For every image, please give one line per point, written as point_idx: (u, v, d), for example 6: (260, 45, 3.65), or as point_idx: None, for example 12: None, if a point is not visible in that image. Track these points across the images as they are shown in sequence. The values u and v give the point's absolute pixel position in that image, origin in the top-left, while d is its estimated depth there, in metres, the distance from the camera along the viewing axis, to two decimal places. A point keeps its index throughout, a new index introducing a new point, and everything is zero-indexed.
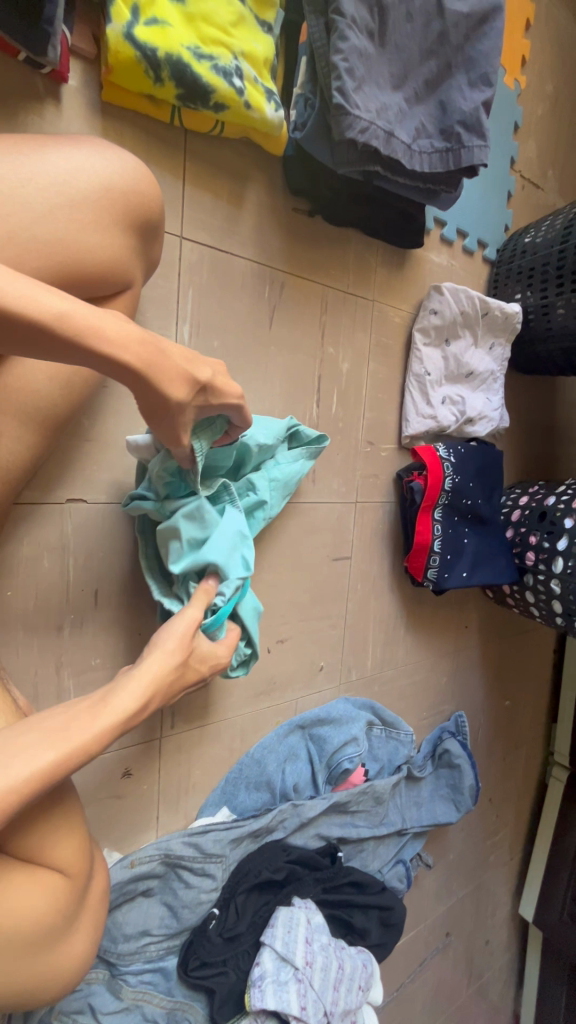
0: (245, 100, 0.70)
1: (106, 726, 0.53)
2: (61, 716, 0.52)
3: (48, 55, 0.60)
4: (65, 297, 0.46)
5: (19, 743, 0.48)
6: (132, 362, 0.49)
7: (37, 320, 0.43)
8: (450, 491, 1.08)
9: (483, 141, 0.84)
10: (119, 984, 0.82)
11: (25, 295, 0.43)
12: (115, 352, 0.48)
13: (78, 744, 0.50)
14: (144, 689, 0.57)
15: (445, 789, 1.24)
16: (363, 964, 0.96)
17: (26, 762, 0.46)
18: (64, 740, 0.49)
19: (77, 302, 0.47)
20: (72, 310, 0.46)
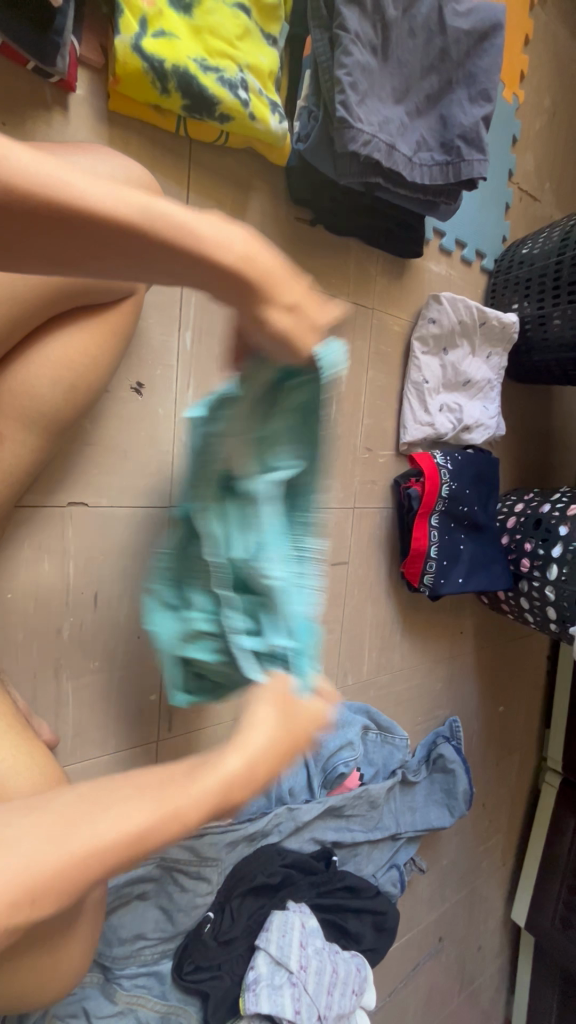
0: (250, 112, 0.72)
1: (211, 791, 0.42)
2: (159, 773, 0.42)
3: (57, 65, 0.61)
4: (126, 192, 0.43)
5: (107, 796, 0.39)
6: (233, 268, 0.46)
7: (126, 224, 0.42)
8: (447, 499, 1.10)
9: (482, 155, 0.86)
10: (113, 988, 0.82)
11: (114, 197, 0.41)
12: (212, 255, 0.45)
13: (176, 809, 0.40)
14: (251, 760, 0.45)
15: (440, 793, 1.24)
16: (357, 969, 0.97)
17: (114, 821, 0.37)
18: (160, 801, 0.40)
19: (138, 195, 0.43)
20: (133, 208, 0.42)
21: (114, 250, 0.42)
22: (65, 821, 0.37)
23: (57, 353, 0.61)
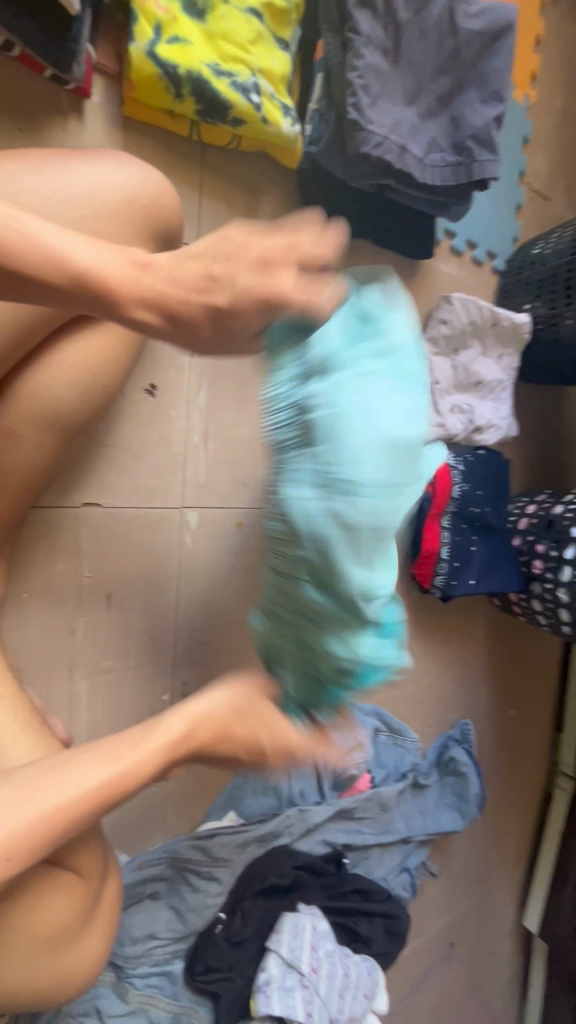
0: (262, 116, 0.72)
1: (154, 752, 0.54)
2: (98, 749, 0.52)
3: (73, 72, 0.62)
4: (82, 241, 0.48)
5: (43, 778, 0.49)
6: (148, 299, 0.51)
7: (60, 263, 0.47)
8: (459, 500, 1.11)
9: (493, 155, 0.86)
10: (125, 988, 0.82)
11: (52, 236, 0.47)
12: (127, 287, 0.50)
13: (117, 778, 0.51)
14: (184, 732, 0.56)
15: (451, 797, 1.24)
16: (368, 973, 0.96)
17: (71, 784, 0.48)
18: (118, 763, 0.51)
19: (86, 242, 0.49)
20: (81, 258, 0.48)
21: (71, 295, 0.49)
22: (37, 784, 0.48)
23: (72, 353, 0.61)
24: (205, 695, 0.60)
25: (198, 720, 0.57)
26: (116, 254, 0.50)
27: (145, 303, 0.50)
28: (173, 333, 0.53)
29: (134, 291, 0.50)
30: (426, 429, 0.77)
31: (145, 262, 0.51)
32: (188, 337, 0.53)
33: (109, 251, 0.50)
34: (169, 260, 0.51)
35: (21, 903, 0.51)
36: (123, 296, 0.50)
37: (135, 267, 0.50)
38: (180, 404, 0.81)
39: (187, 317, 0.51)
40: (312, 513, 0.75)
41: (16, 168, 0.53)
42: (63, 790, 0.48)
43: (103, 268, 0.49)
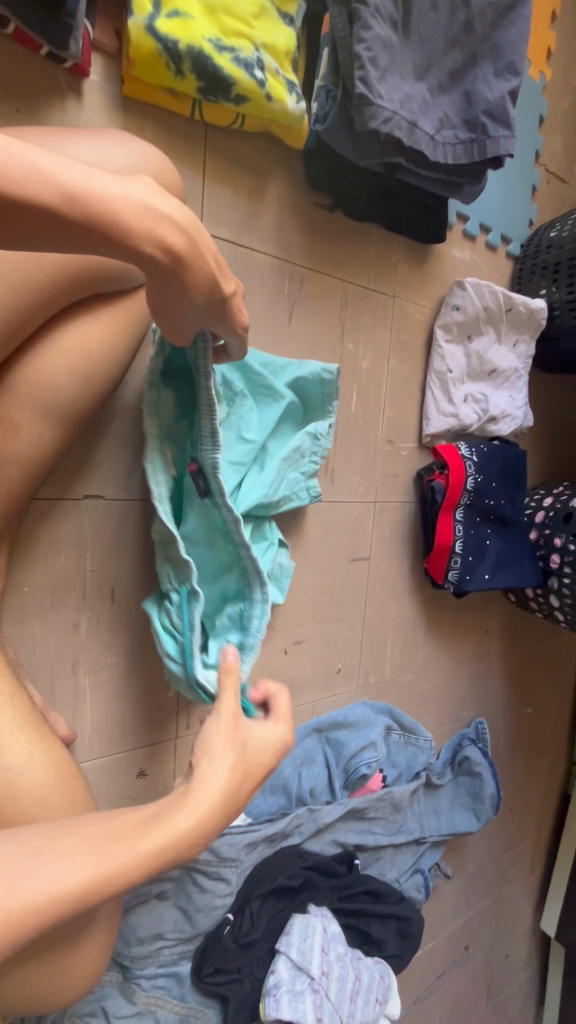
0: (266, 93, 0.70)
1: (155, 848, 0.45)
2: (112, 822, 0.46)
3: (70, 48, 0.60)
4: (99, 175, 0.41)
5: (64, 843, 0.43)
6: (177, 243, 0.44)
7: (75, 195, 0.39)
8: (472, 492, 1.07)
9: (509, 130, 0.82)
10: (132, 989, 0.81)
11: (57, 164, 0.38)
12: (154, 228, 0.42)
13: (123, 867, 0.43)
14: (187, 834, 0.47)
15: (465, 797, 1.21)
16: (380, 976, 0.94)
17: (72, 868, 0.41)
18: (110, 855, 0.43)
19: (101, 175, 0.41)
20: (92, 188, 0.40)
21: (83, 238, 0.40)
22: (37, 852, 0.42)
23: (72, 340, 0.60)
24: (180, 802, 0.49)
25: (182, 834, 0.47)
26: (144, 191, 0.42)
27: (163, 254, 0.44)
28: (173, 293, 0.47)
29: (159, 235, 0.43)
30: (251, 411, 0.80)
31: (172, 201, 0.44)
32: (199, 292, 0.48)
33: (131, 184, 0.42)
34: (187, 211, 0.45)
35: None
36: (142, 231, 0.42)
37: (158, 206, 0.43)
38: None
39: (197, 278, 0.47)
40: (284, 482, 0.83)
41: None
42: (83, 862, 0.42)
43: (122, 204, 0.41)
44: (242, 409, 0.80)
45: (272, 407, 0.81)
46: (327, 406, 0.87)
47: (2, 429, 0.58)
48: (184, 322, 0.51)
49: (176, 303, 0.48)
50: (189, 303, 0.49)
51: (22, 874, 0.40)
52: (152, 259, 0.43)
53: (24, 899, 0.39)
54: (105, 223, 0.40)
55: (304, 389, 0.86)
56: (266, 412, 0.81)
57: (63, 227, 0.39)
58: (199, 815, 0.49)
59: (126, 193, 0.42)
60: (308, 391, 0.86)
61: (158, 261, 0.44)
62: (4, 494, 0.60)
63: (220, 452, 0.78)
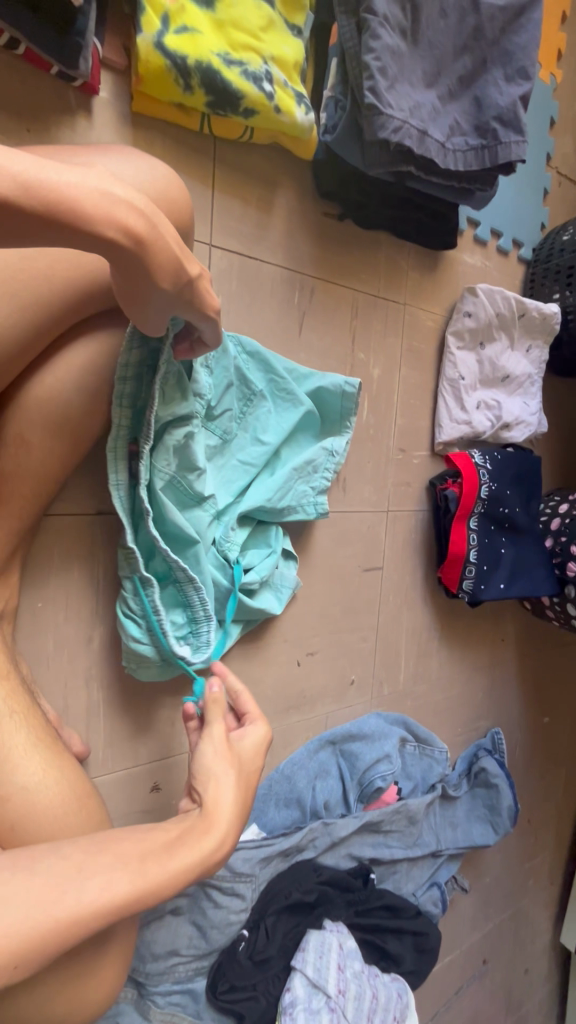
0: (275, 105, 0.69)
1: (180, 870, 0.47)
2: (139, 842, 0.48)
3: (80, 67, 0.60)
4: (60, 169, 0.41)
5: (96, 858, 0.44)
6: (137, 227, 0.44)
7: (44, 188, 0.40)
8: (486, 500, 1.05)
9: (520, 136, 0.81)
10: (148, 1005, 0.79)
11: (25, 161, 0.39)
12: (114, 215, 0.43)
13: (151, 884, 0.45)
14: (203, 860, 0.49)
15: (482, 809, 1.19)
16: (398, 994, 0.93)
17: (103, 883, 0.43)
18: (140, 873, 0.45)
19: (62, 169, 0.42)
20: (54, 181, 0.40)
21: (46, 227, 0.41)
22: (74, 866, 0.43)
23: (83, 357, 0.60)
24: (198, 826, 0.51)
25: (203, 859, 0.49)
26: (100, 183, 0.43)
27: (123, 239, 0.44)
28: (138, 281, 0.47)
29: (117, 218, 0.43)
30: (267, 412, 0.81)
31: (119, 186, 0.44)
32: (163, 276, 0.47)
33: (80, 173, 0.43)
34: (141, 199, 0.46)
35: None
36: (100, 218, 0.42)
37: (109, 191, 0.43)
38: None
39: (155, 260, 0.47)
40: (299, 483, 0.83)
41: None
42: (123, 875, 0.44)
43: (81, 193, 0.41)
44: (260, 409, 0.80)
45: (289, 412, 0.82)
46: (344, 422, 0.87)
47: (14, 447, 0.58)
48: (153, 309, 0.50)
49: (144, 288, 0.48)
50: (155, 291, 0.48)
51: (70, 880, 0.42)
52: (113, 244, 0.43)
53: (70, 910, 0.40)
54: (69, 210, 0.41)
55: (325, 401, 0.86)
56: (283, 414, 0.82)
57: (29, 221, 0.40)
58: (208, 850, 0.49)
59: (85, 184, 0.42)
60: (327, 404, 0.86)
61: (118, 247, 0.44)
62: (17, 513, 0.60)
63: (233, 453, 0.79)
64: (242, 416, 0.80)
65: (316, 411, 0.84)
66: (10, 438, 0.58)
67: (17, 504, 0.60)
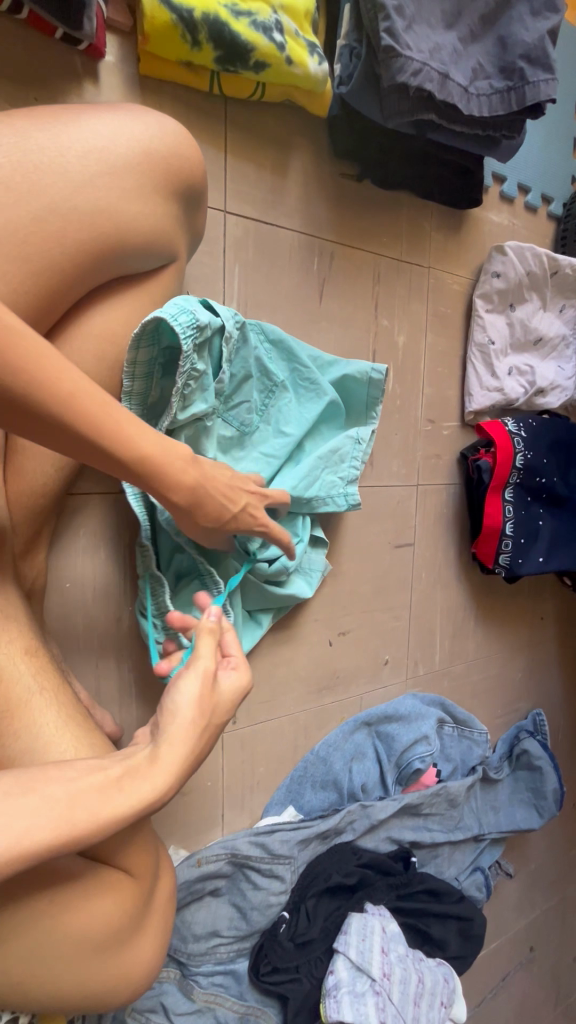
0: (286, 57, 0.66)
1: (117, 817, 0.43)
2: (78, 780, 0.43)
3: (84, 27, 0.59)
4: (99, 400, 0.47)
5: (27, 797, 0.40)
6: (107, 432, 0.48)
7: (23, 369, 0.41)
8: (522, 469, 1.01)
9: (550, 74, 0.76)
10: (190, 985, 0.79)
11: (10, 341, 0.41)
12: (90, 413, 0.46)
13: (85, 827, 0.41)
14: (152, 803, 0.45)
15: (525, 793, 1.15)
16: (444, 980, 0.90)
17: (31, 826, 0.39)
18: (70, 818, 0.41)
19: (103, 400, 0.47)
20: (83, 409, 0.45)
21: (55, 437, 0.46)
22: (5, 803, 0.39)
23: (98, 327, 0.58)
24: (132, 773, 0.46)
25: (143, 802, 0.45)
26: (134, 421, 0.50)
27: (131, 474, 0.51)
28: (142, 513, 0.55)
29: (132, 463, 0.50)
30: (289, 407, 0.77)
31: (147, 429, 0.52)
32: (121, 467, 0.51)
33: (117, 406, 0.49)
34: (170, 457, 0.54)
35: (64, 903, 0.48)
36: (75, 414, 0.45)
37: (140, 432, 0.51)
38: None
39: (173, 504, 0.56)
40: (321, 481, 0.79)
41: (26, 125, 0.50)
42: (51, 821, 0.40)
43: (111, 432, 0.48)
44: (282, 402, 0.77)
45: (311, 404, 0.78)
46: (370, 413, 0.84)
47: None
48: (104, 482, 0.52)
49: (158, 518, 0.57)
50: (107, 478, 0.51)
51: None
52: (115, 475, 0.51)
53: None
54: (43, 397, 0.43)
55: (349, 388, 0.83)
56: (305, 406, 0.78)
57: (44, 429, 0.45)
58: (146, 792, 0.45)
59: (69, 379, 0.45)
60: (348, 394, 0.83)
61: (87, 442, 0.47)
62: (40, 490, 0.59)
63: (254, 450, 0.75)
64: (263, 412, 0.76)
65: (340, 403, 0.81)
66: None
67: (40, 482, 0.59)
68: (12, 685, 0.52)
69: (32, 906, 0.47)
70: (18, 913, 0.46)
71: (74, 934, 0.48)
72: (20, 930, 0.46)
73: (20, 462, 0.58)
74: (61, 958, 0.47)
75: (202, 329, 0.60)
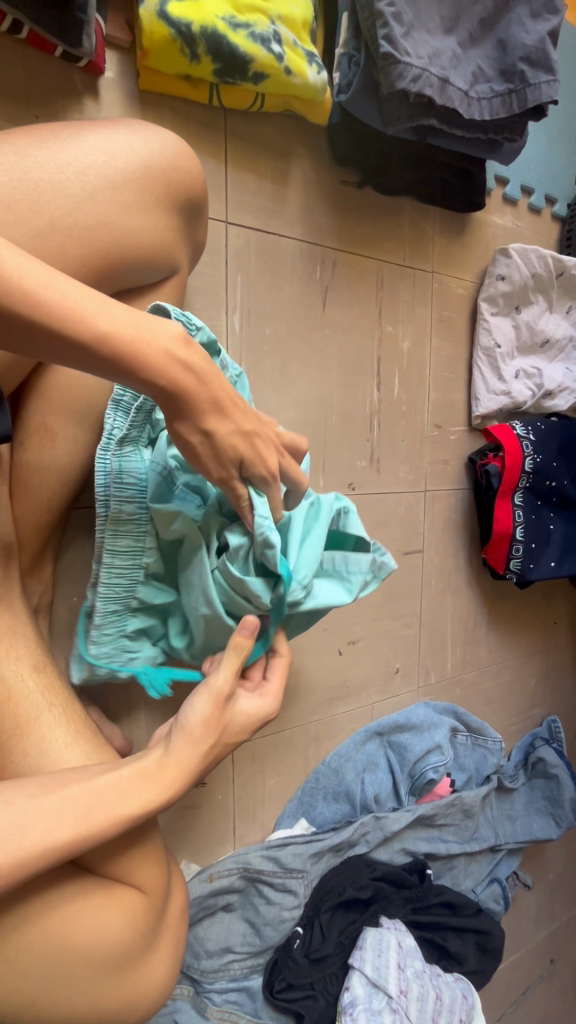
0: (285, 67, 0.66)
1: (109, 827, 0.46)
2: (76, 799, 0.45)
3: (83, 45, 0.59)
4: (111, 306, 0.44)
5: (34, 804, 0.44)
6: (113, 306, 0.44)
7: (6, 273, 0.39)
8: (531, 473, 0.99)
9: (551, 75, 0.76)
10: (204, 1003, 0.77)
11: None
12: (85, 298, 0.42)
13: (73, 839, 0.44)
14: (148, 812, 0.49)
15: (542, 802, 1.13)
16: (463, 996, 0.88)
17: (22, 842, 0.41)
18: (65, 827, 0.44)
19: (116, 307, 0.44)
20: (96, 315, 0.42)
21: (80, 356, 0.43)
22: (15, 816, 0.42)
23: None
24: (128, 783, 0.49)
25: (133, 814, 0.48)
26: (155, 320, 0.46)
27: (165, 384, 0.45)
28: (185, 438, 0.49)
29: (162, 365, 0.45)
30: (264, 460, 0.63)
31: (170, 326, 0.46)
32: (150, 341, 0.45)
33: (133, 312, 0.45)
34: (197, 358, 0.47)
35: (73, 927, 0.47)
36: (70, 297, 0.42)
37: (161, 332, 0.46)
38: None
39: (209, 419, 0.48)
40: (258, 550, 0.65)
41: (26, 144, 0.50)
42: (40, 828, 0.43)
43: (128, 332, 0.44)
44: None
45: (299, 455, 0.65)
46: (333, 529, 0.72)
47: (38, 437, 0.58)
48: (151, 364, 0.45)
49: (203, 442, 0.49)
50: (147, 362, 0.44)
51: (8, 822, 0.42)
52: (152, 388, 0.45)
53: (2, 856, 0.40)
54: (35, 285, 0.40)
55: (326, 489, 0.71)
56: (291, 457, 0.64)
57: (65, 346, 0.42)
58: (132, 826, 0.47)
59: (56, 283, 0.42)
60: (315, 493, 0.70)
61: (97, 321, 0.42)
62: (46, 506, 0.59)
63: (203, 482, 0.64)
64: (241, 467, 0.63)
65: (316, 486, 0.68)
66: (34, 428, 0.58)
67: (46, 497, 0.59)
68: (20, 702, 0.52)
69: (42, 925, 0.46)
70: (30, 933, 0.45)
71: (84, 955, 0.47)
72: (30, 951, 0.45)
73: (25, 478, 0.57)
74: (71, 979, 0.47)
75: (199, 341, 0.56)
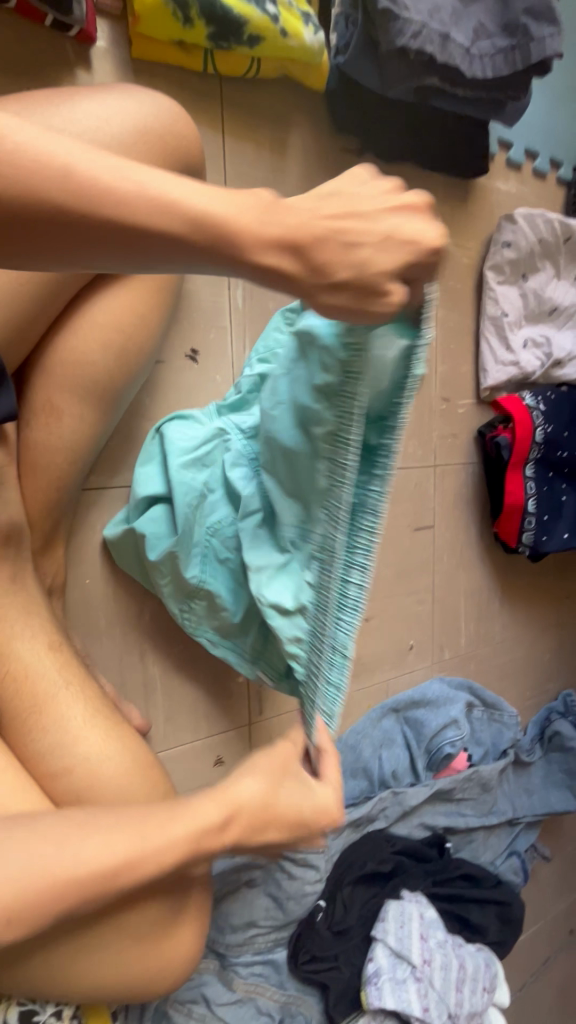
0: (281, 27, 0.64)
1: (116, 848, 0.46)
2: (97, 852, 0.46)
3: (74, 12, 0.58)
4: (88, 152, 0.34)
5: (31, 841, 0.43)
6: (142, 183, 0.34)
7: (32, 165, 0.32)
8: (543, 443, 0.98)
9: (554, 26, 0.74)
10: (230, 975, 0.78)
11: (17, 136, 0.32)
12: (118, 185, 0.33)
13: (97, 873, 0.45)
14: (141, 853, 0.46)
15: (559, 774, 1.13)
16: (486, 964, 0.89)
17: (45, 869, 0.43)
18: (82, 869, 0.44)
19: (110, 161, 0.34)
20: (83, 169, 0.33)
21: (54, 238, 0.34)
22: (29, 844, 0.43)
23: (103, 317, 0.58)
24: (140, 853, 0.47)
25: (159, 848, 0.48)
26: (193, 186, 0.36)
27: (150, 224, 0.34)
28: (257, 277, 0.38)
29: (129, 203, 0.34)
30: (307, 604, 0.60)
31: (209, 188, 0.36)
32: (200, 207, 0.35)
33: (156, 173, 0.35)
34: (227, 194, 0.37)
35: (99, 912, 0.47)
36: (96, 192, 0.33)
37: (136, 172, 0.34)
38: (225, 368, 0.76)
39: (281, 251, 0.37)
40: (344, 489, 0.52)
41: (19, 109, 0.49)
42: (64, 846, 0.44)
43: (178, 203, 0.35)
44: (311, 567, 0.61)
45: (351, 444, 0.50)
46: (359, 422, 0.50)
47: (44, 415, 0.57)
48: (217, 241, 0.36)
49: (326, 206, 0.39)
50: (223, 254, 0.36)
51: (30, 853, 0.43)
52: (182, 248, 0.36)
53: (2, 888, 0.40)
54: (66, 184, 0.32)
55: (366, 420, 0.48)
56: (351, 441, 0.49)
57: (33, 233, 0.33)
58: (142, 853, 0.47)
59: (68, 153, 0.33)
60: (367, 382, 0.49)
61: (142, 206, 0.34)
62: (55, 487, 0.59)
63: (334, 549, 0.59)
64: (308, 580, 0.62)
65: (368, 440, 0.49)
66: (40, 408, 0.57)
67: (54, 477, 0.59)
68: (36, 679, 0.52)
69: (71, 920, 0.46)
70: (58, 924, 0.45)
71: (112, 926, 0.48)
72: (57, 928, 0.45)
73: (32, 456, 0.57)
74: (99, 948, 0.48)
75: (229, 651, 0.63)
